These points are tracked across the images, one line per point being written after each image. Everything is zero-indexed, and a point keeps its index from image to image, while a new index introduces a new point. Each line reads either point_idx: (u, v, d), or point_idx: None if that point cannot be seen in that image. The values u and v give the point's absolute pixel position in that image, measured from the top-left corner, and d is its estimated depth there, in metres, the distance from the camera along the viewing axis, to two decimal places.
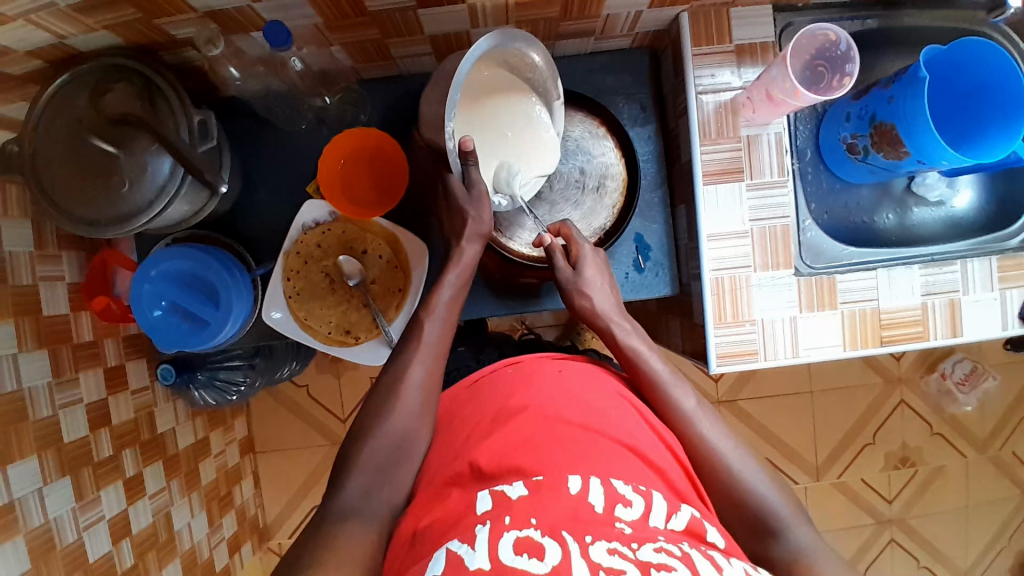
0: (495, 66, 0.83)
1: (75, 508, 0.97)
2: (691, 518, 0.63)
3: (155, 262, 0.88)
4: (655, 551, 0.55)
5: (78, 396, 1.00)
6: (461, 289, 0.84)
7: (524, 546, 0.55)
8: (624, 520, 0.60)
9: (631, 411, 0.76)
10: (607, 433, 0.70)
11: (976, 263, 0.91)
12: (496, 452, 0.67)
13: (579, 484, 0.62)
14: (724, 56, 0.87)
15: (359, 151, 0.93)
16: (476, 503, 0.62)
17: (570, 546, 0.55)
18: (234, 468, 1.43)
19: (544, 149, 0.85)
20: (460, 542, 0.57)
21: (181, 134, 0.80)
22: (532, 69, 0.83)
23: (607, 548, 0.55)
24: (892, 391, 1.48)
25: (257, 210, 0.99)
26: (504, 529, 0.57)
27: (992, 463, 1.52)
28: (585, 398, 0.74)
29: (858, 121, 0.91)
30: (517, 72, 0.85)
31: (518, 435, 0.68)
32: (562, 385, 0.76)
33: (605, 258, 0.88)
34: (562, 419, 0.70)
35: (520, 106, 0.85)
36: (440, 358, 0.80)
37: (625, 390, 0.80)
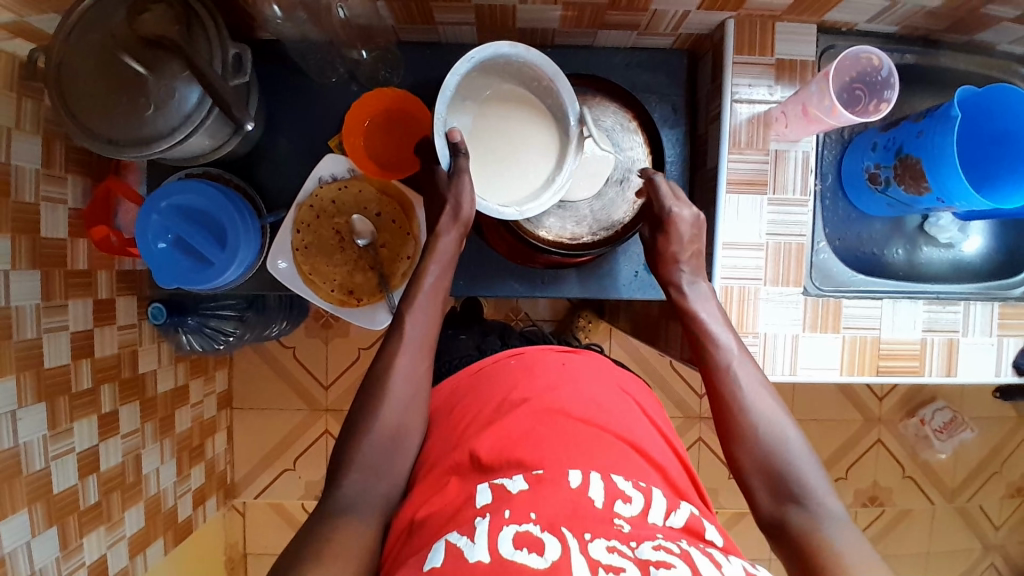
0: (512, 82, 0.82)
1: (47, 436, 0.94)
2: (691, 516, 0.64)
3: (166, 194, 0.86)
4: (654, 548, 0.56)
5: (64, 323, 0.98)
6: (445, 274, 0.79)
7: (524, 540, 0.54)
8: (622, 516, 0.60)
9: (633, 407, 0.77)
10: (608, 427, 0.70)
11: (978, 305, 0.92)
12: (497, 442, 0.67)
13: (579, 479, 0.62)
14: (764, 69, 0.88)
15: (384, 112, 0.92)
16: (476, 496, 0.62)
17: (569, 542, 0.55)
18: (210, 421, 1.41)
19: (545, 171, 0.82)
20: (458, 535, 0.56)
21: (214, 65, 0.78)
22: (550, 94, 0.83)
23: (606, 546, 0.55)
24: (870, 429, 1.49)
25: (275, 156, 0.96)
26: (503, 523, 0.56)
27: (959, 512, 1.53)
28: (587, 391, 0.75)
29: (884, 151, 0.92)
30: (532, 94, 0.83)
31: (517, 425, 0.69)
32: (563, 378, 0.76)
33: (705, 224, 0.82)
34: (562, 411, 0.71)
35: (533, 127, 0.82)
36: (424, 346, 0.75)
37: (625, 382, 0.81)
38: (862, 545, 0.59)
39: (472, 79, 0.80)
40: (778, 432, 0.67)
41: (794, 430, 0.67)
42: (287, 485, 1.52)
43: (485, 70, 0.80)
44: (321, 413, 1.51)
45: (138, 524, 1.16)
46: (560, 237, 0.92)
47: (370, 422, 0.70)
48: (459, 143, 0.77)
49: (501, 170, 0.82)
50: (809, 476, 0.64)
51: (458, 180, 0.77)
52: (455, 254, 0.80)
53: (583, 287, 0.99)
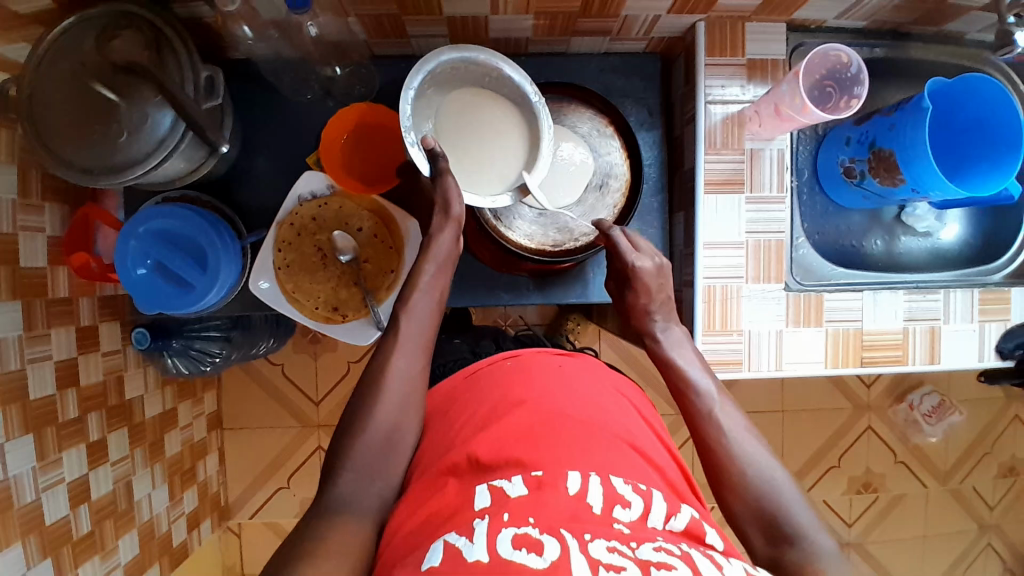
0: (467, 85, 0.81)
1: (36, 468, 0.93)
2: (691, 520, 0.64)
3: (144, 219, 0.86)
4: (654, 550, 0.56)
5: (47, 353, 0.97)
6: (443, 272, 0.79)
7: (523, 542, 0.54)
8: (621, 520, 0.60)
9: (629, 409, 0.77)
10: (605, 428, 0.71)
11: (959, 292, 0.93)
12: (494, 444, 0.67)
13: (578, 482, 0.62)
14: (736, 69, 0.89)
15: (360, 128, 0.92)
16: (475, 497, 0.61)
17: (569, 542, 0.55)
18: (201, 443, 1.40)
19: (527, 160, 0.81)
20: (457, 535, 0.57)
21: (186, 89, 0.78)
22: (504, 82, 0.81)
23: (606, 546, 0.55)
24: (860, 417, 1.51)
25: (253, 176, 0.96)
26: (502, 524, 0.56)
27: (953, 495, 1.54)
28: (583, 393, 0.75)
29: (858, 145, 0.94)
30: (489, 89, 0.82)
31: (515, 427, 0.69)
32: (560, 380, 0.76)
33: (670, 269, 0.82)
34: (560, 412, 0.71)
35: (501, 119, 0.81)
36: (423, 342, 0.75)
37: (622, 385, 0.82)
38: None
39: (426, 93, 0.80)
40: (766, 473, 0.68)
41: (781, 470, 0.68)
42: (282, 504, 1.51)
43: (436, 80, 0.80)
44: (313, 429, 1.50)
45: (132, 551, 1.15)
46: (542, 245, 0.91)
47: (361, 440, 0.70)
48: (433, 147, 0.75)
49: (480, 166, 0.80)
50: (798, 512, 0.65)
51: (442, 181, 0.75)
52: (453, 251, 0.79)
53: (567, 293, 0.99)
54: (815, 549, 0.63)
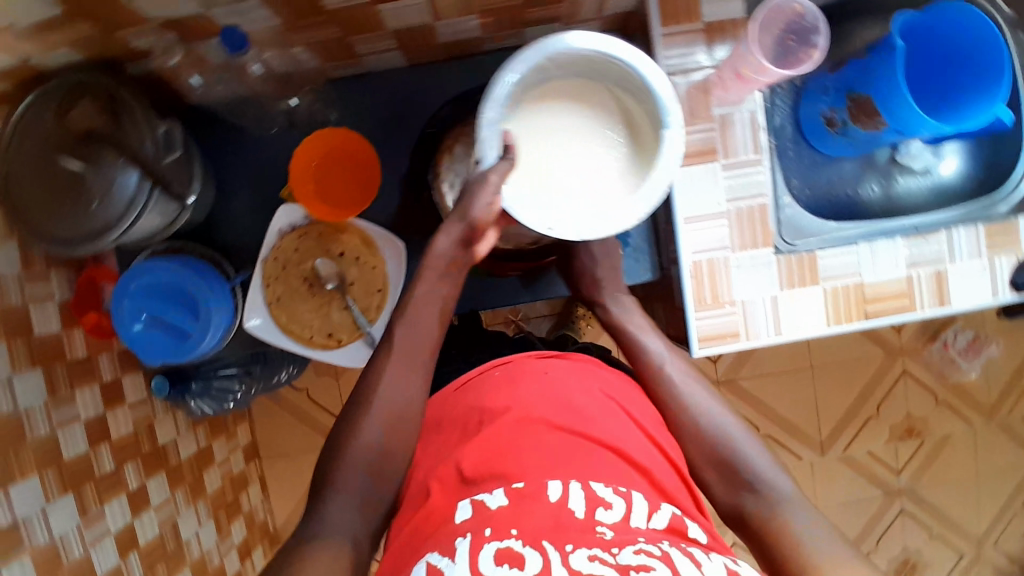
0: (602, 82, 0.76)
1: (80, 525, 0.98)
2: (672, 516, 0.65)
3: (133, 276, 0.88)
4: (635, 553, 0.56)
5: (76, 414, 1.01)
6: (444, 280, 0.77)
7: (505, 557, 0.56)
8: (604, 523, 0.60)
9: (618, 411, 0.75)
10: (590, 435, 0.70)
11: (961, 231, 0.89)
12: (479, 459, 0.67)
13: (559, 490, 0.63)
14: (693, 36, 0.86)
15: (330, 152, 0.92)
16: (457, 512, 0.63)
17: (550, 556, 0.56)
18: (240, 475, 1.44)
19: (593, 190, 0.75)
20: (439, 554, 0.58)
21: (147, 147, 0.80)
22: (632, 91, 0.75)
23: (587, 555, 0.56)
24: (893, 362, 1.43)
25: (234, 217, 0.98)
26: (484, 541, 0.58)
27: (1002, 428, 1.46)
28: (568, 399, 0.74)
29: (836, 94, 0.91)
30: (625, 88, 0.75)
31: (495, 444, 0.68)
32: (545, 391, 0.74)
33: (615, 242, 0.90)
34: (541, 421, 0.71)
35: (566, 133, 0.75)
36: (406, 352, 0.74)
37: (610, 386, 0.79)
38: (818, 520, 0.65)
39: (533, 85, 0.73)
40: (728, 434, 0.75)
41: (742, 430, 0.75)
42: None
43: (588, 73, 0.75)
44: None
45: None
46: None
47: None
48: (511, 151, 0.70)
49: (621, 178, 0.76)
50: (757, 463, 0.72)
51: (478, 189, 0.69)
52: (456, 256, 0.77)
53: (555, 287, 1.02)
54: (778, 497, 0.68)
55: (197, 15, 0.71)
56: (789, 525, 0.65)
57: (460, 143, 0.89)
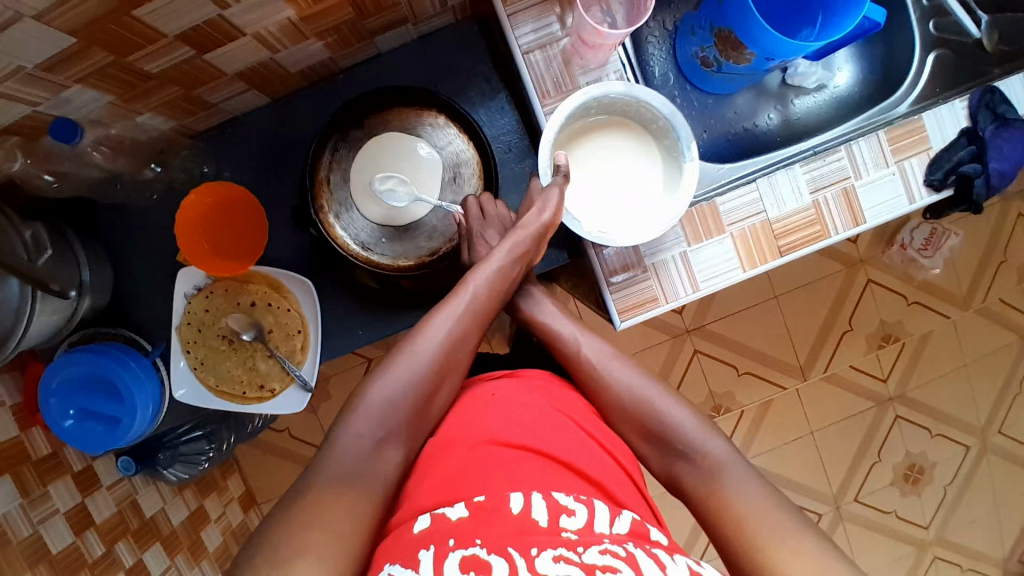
0: (637, 125, 0.85)
1: None
2: (634, 520, 0.60)
3: (55, 372, 0.87)
4: (600, 553, 0.53)
5: (54, 507, 0.99)
6: (516, 264, 0.82)
7: (471, 566, 0.52)
8: (569, 530, 0.56)
9: (570, 425, 0.70)
10: (547, 449, 0.65)
11: (863, 143, 0.85)
12: (434, 487, 0.62)
13: (521, 502, 0.57)
14: (544, 6, 0.83)
15: (206, 216, 0.91)
16: (416, 523, 0.59)
17: (516, 562, 0.52)
18: (240, 525, 1.45)
19: (637, 212, 0.84)
20: (402, 567, 0.54)
21: (18, 251, 0.79)
22: (662, 131, 0.84)
23: (553, 556, 0.52)
24: (855, 273, 1.40)
25: (140, 290, 0.97)
26: (448, 551, 0.53)
27: (980, 314, 1.42)
28: (522, 416, 0.68)
29: (701, 33, 0.87)
30: (650, 132, 0.85)
31: (450, 470, 0.63)
32: (495, 411, 0.69)
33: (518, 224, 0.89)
34: (494, 440, 0.65)
35: (634, 159, 0.85)
36: (474, 316, 0.77)
37: (563, 399, 0.74)
38: (754, 481, 0.65)
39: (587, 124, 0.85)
40: (683, 423, 0.72)
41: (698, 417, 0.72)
42: None
43: (628, 120, 0.85)
44: None
45: None
46: (420, 257, 0.93)
47: None
48: (562, 166, 0.82)
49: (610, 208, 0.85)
50: (709, 444, 0.70)
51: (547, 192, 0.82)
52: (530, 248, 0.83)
53: None
54: (713, 465, 0.68)
55: (23, 111, 0.69)
56: (739, 498, 0.64)
57: (334, 173, 0.93)
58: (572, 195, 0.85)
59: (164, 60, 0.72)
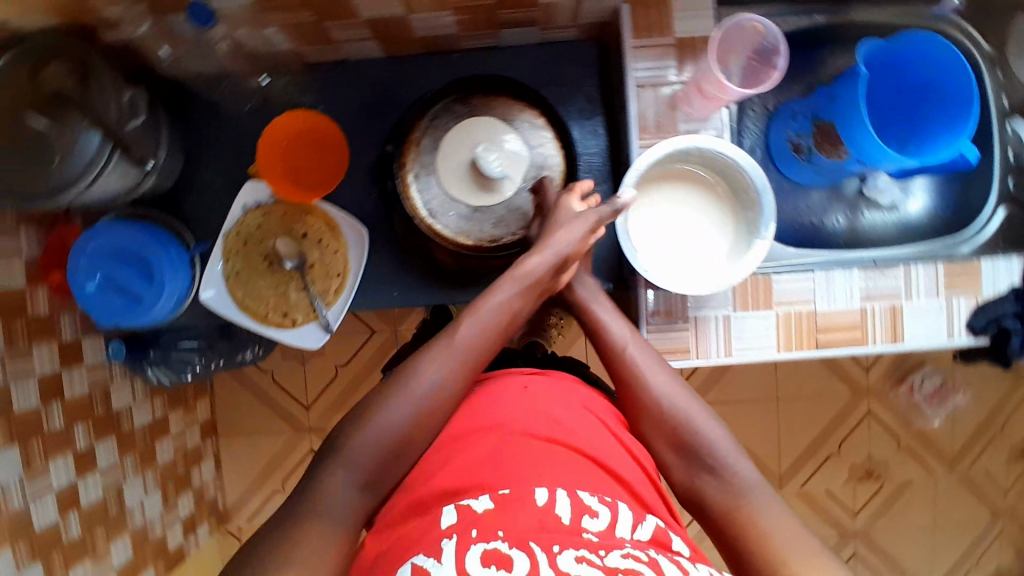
0: (722, 189, 0.84)
1: (23, 479, 0.98)
2: (656, 528, 0.62)
3: (92, 236, 0.88)
4: (622, 557, 0.55)
5: (31, 370, 1.01)
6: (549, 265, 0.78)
7: (493, 560, 0.53)
8: (591, 530, 0.57)
9: (598, 424, 0.71)
10: (571, 443, 0.66)
11: (921, 268, 0.88)
12: (456, 472, 0.62)
13: (546, 496, 0.59)
14: (665, 49, 0.86)
15: (297, 134, 0.93)
16: (441, 517, 0.58)
17: (538, 558, 0.53)
18: (194, 449, 1.44)
19: (688, 267, 0.82)
20: (424, 556, 0.54)
21: (111, 112, 0.81)
22: (747, 207, 0.82)
23: (575, 556, 0.54)
24: (858, 402, 1.42)
25: (198, 186, 0.98)
26: (470, 542, 0.54)
27: (962, 480, 1.45)
28: (549, 410, 0.69)
29: (802, 119, 0.91)
30: (733, 201, 0.84)
31: (473, 454, 0.63)
32: (523, 398, 0.69)
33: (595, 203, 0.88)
34: (519, 429, 0.65)
35: (704, 220, 0.84)
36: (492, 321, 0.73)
37: (591, 399, 0.74)
38: (775, 508, 0.65)
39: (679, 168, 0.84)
40: (715, 440, 0.71)
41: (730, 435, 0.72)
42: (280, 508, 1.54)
43: (718, 180, 0.84)
44: (305, 434, 1.52)
45: (125, 553, 1.20)
46: (479, 241, 0.91)
47: None
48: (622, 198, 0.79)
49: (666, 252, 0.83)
50: (737, 462, 0.69)
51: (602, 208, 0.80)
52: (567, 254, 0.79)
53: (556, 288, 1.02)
54: (735, 487, 0.67)
55: None
56: (763, 528, 0.63)
57: (427, 137, 0.91)
58: (638, 225, 0.83)
59: None
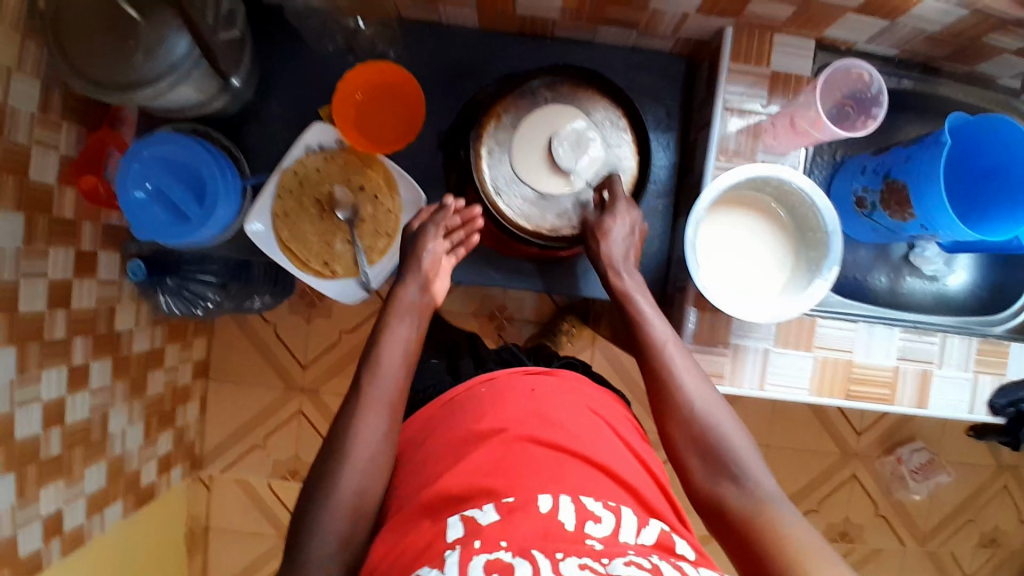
0: (790, 222, 0.85)
1: (14, 381, 0.92)
2: (660, 532, 0.61)
3: (149, 144, 0.85)
4: (626, 564, 0.53)
5: (43, 270, 0.95)
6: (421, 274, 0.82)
7: (496, 567, 0.52)
8: (594, 536, 0.57)
9: (608, 432, 0.73)
10: (579, 451, 0.67)
11: (956, 339, 0.91)
12: (467, 474, 0.63)
13: (550, 503, 0.59)
14: (758, 79, 0.88)
15: (379, 86, 0.92)
16: (447, 530, 0.58)
17: (540, 563, 0.52)
18: (183, 388, 1.40)
19: (746, 292, 0.83)
20: (429, 569, 0.55)
21: (207, 16, 0.77)
22: (813, 244, 0.83)
23: (578, 563, 0.53)
24: (844, 465, 1.44)
25: (261, 118, 0.97)
26: (474, 552, 0.54)
27: (929, 556, 1.48)
28: (558, 420, 0.71)
29: (873, 174, 0.91)
30: (799, 235, 0.84)
31: (486, 458, 0.65)
32: (532, 404, 0.72)
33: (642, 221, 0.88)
34: (529, 436, 0.67)
35: (768, 248, 0.84)
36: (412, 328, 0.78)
37: (596, 403, 0.78)
38: (801, 521, 0.65)
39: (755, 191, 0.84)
40: (737, 447, 0.70)
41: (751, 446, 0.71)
42: (255, 463, 1.51)
43: (788, 212, 0.84)
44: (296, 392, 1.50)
45: (99, 482, 1.14)
46: (539, 228, 0.89)
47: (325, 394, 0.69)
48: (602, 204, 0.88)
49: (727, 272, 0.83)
50: (754, 465, 0.69)
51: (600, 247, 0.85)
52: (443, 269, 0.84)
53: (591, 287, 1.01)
54: (762, 498, 0.66)
55: None
56: (788, 536, 0.62)
57: (507, 115, 0.90)
58: (704, 239, 0.83)
59: None
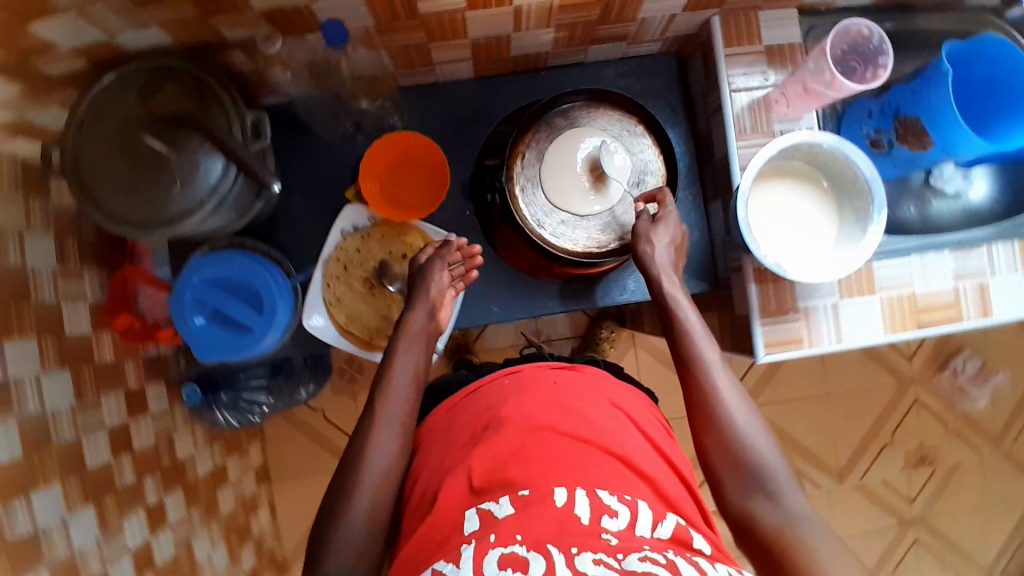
0: (829, 182, 0.88)
1: (99, 538, 0.84)
2: (677, 525, 0.63)
3: (196, 269, 0.86)
4: (641, 559, 0.54)
5: (100, 420, 0.89)
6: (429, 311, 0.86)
7: (510, 562, 0.54)
8: (609, 530, 0.59)
9: (626, 420, 0.75)
10: (597, 438, 0.69)
11: (1001, 246, 0.95)
12: (486, 467, 0.66)
13: (565, 496, 0.61)
14: (755, 57, 0.91)
15: (398, 156, 0.93)
16: (465, 523, 0.61)
17: (555, 559, 0.54)
18: (251, 498, 1.37)
19: (805, 256, 0.85)
20: (445, 563, 0.57)
21: (233, 132, 0.80)
22: (856, 196, 0.86)
23: (593, 559, 0.54)
24: (905, 390, 1.48)
25: (291, 215, 0.97)
26: (489, 547, 0.56)
27: (1006, 457, 1.51)
28: (581, 410, 0.72)
29: (881, 116, 0.94)
30: (841, 191, 0.87)
31: (507, 444, 0.67)
32: (552, 394, 0.74)
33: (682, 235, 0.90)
34: (552, 427, 0.69)
35: (815, 210, 0.87)
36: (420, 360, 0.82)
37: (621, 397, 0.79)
38: (832, 540, 0.67)
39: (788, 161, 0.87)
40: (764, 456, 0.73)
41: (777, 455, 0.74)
42: None
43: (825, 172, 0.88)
44: None
45: None
46: (589, 247, 0.91)
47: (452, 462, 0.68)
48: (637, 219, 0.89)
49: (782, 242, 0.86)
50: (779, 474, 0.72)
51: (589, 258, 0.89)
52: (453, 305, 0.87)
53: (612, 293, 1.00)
54: (791, 513, 0.70)
55: (301, 5, 0.72)
56: (814, 553, 0.65)
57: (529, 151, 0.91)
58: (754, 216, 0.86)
59: (440, 5, 0.76)
